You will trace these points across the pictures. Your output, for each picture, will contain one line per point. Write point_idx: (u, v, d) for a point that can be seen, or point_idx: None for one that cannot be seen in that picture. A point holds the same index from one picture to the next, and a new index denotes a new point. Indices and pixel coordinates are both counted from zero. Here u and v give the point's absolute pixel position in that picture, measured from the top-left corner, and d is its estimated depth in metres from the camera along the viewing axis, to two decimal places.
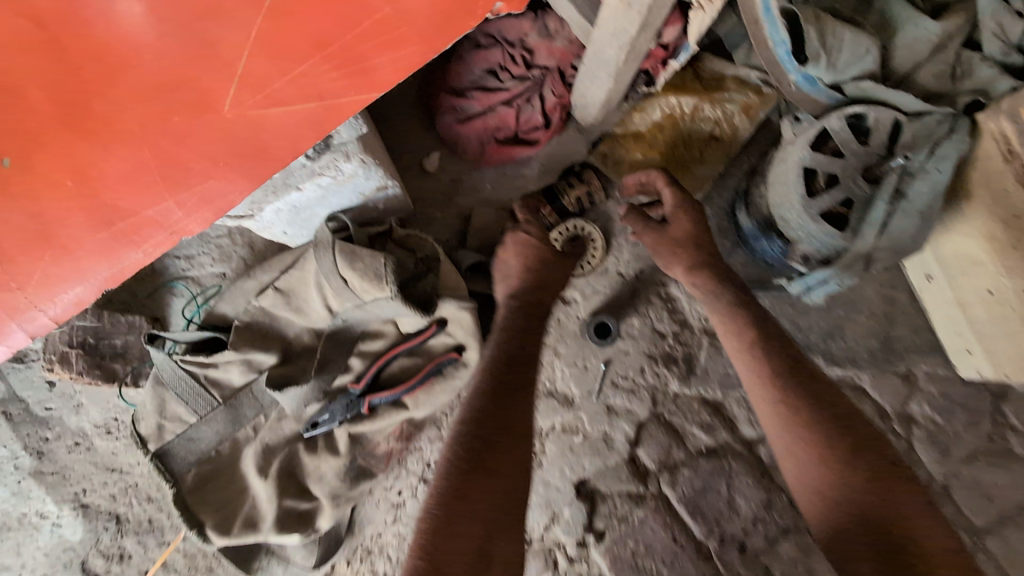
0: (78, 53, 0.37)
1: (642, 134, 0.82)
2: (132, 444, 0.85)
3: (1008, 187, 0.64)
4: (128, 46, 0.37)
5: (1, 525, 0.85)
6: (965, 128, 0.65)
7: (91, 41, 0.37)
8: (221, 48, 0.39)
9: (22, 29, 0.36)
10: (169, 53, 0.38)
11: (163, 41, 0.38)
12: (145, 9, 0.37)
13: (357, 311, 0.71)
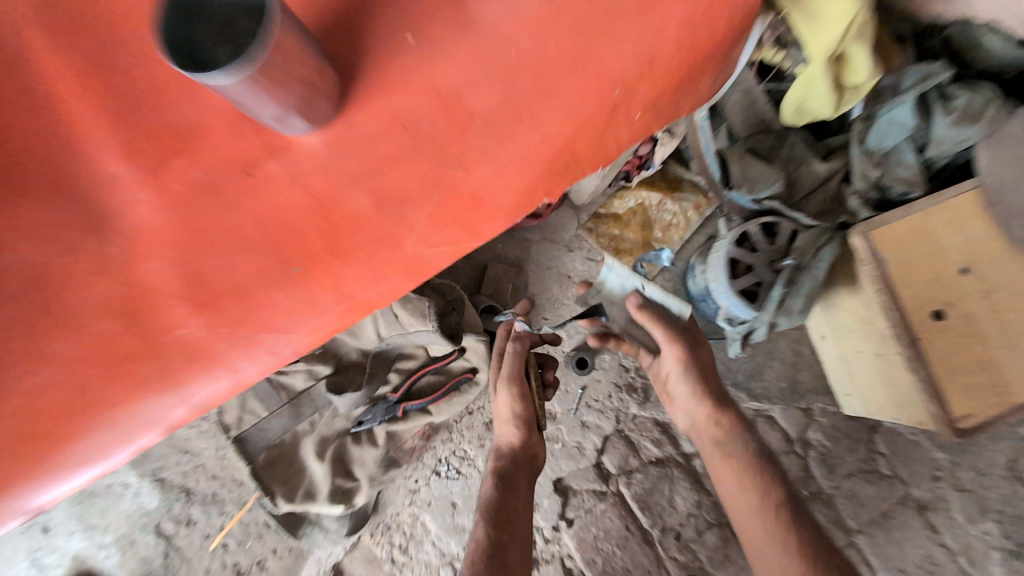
0: (321, 200, 0.50)
1: (619, 216, 1.09)
2: (204, 431, 1.07)
3: (864, 282, 0.91)
4: (355, 216, 0.50)
5: (90, 491, 1.05)
6: (839, 239, 0.93)
7: (341, 209, 0.50)
8: (402, 219, 0.51)
9: (295, 196, 0.50)
10: (377, 221, 0.50)
11: (378, 217, 0.50)
12: (371, 196, 0.50)
13: (399, 338, 0.94)
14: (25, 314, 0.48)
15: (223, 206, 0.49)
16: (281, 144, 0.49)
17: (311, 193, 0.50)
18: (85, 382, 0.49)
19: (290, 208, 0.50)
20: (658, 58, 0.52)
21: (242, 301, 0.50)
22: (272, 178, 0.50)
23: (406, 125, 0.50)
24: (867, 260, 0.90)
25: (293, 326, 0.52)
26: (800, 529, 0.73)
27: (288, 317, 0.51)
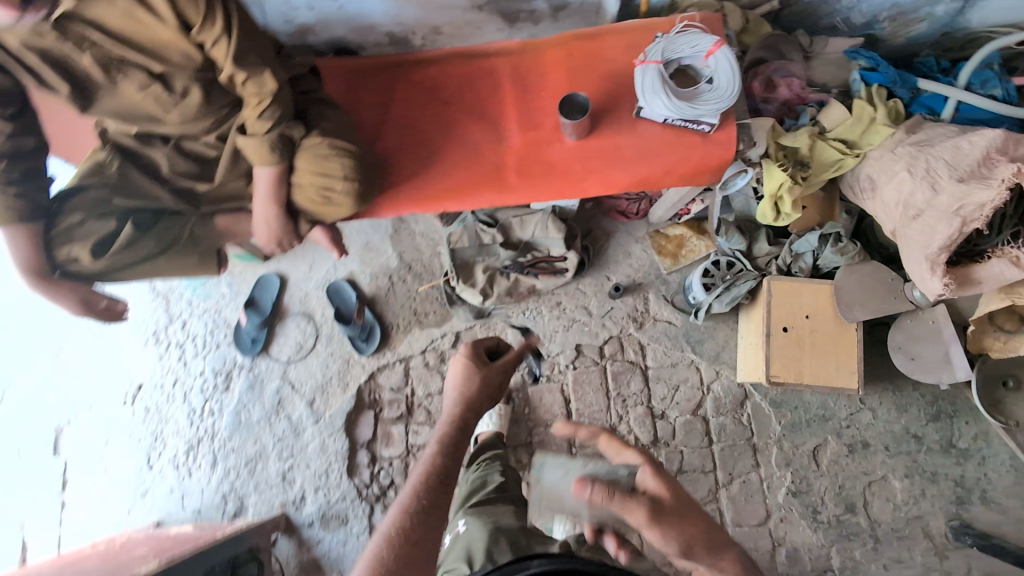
0: (565, 158, 1.54)
1: (668, 235, 2.09)
2: (431, 244, 2.16)
3: (757, 299, 1.83)
4: (573, 167, 1.54)
5: (373, 247, 2.17)
6: (755, 276, 1.86)
7: (569, 163, 1.54)
8: (586, 174, 1.53)
9: (558, 154, 1.55)
10: (578, 171, 1.53)
11: (579, 170, 1.53)
12: (580, 163, 1.54)
13: (542, 236, 2.01)
14: (469, 155, 1.56)
15: (535, 148, 1.56)
16: (561, 136, 1.55)
17: (563, 155, 1.55)
18: (474, 181, 1.54)
19: (554, 157, 1.55)
20: (689, 158, 1.51)
21: (527, 177, 1.54)
22: (554, 145, 1.55)
23: (601, 148, 1.54)
24: (760, 288, 1.83)
25: (538, 192, 1.55)
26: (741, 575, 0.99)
27: (538, 189, 1.55)
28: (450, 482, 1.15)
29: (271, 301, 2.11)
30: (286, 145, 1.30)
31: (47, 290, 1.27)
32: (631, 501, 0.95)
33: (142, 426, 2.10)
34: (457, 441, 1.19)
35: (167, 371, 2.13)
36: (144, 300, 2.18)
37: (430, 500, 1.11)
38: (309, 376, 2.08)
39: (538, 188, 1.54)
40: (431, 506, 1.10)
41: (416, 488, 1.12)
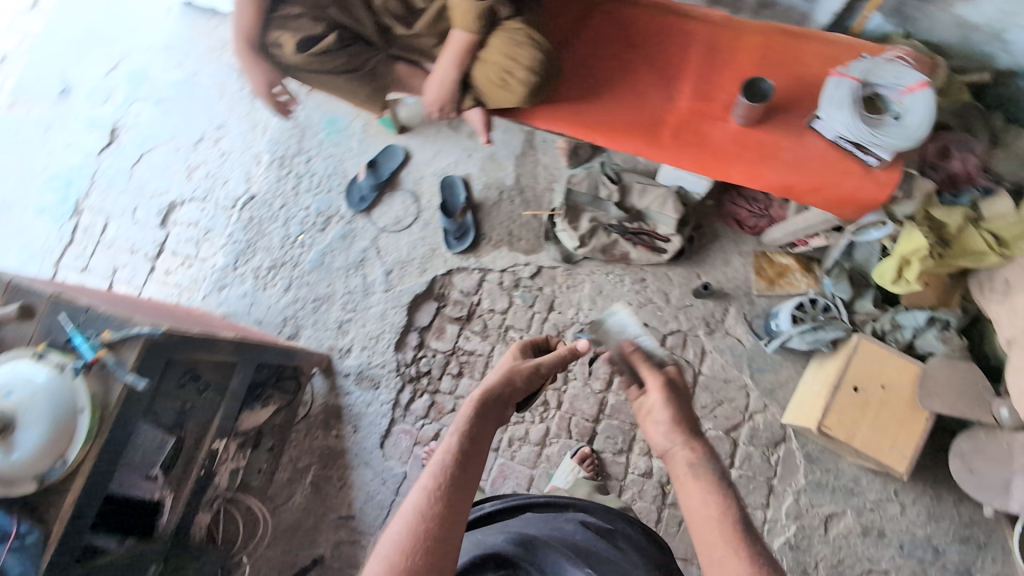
0: (724, 139, 1.56)
1: (773, 261, 2.08)
2: (549, 180, 2.24)
3: (840, 350, 1.79)
4: (728, 149, 1.55)
5: (497, 161, 2.27)
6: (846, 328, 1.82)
7: (726, 145, 1.55)
8: (737, 160, 1.54)
9: (718, 132, 1.57)
10: (731, 155, 1.54)
11: (732, 154, 1.54)
12: (736, 149, 1.55)
13: (656, 211, 2.05)
14: (635, 102, 1.60)
15: (700, 119, 1.58)
16: (727, 118, 1.58)
17: (723, 135, 1.56)
18: (630, 127, 1.58)
19: (713, 134, 1.57)
20: (844, 183, 1.50)
21: (680, 142, 1.56)
22: (717, 123, 1.57)
23: (761, 142, 1.55)
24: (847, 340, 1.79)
25: (684, 160, 1.56)
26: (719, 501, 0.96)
27: (686, 157, 1.56)
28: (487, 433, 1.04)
29: (390, 170, 2.25)
30: (490, 19, 1.38)
31: (246, 60, 1.41)
32: (649, 368, 1.15)
33: (239, 230, 2.28)
34: (497, 399, 1.10)
35: (279, 194, 2.30)
36: (285, 126, 2.37)
37: (469, 457, 0.99)
38: (395, 249, 2.20)
39: (687, 157, 1.56)
40: (472, 460, 0.98)
41: (456, 439, 1.00)
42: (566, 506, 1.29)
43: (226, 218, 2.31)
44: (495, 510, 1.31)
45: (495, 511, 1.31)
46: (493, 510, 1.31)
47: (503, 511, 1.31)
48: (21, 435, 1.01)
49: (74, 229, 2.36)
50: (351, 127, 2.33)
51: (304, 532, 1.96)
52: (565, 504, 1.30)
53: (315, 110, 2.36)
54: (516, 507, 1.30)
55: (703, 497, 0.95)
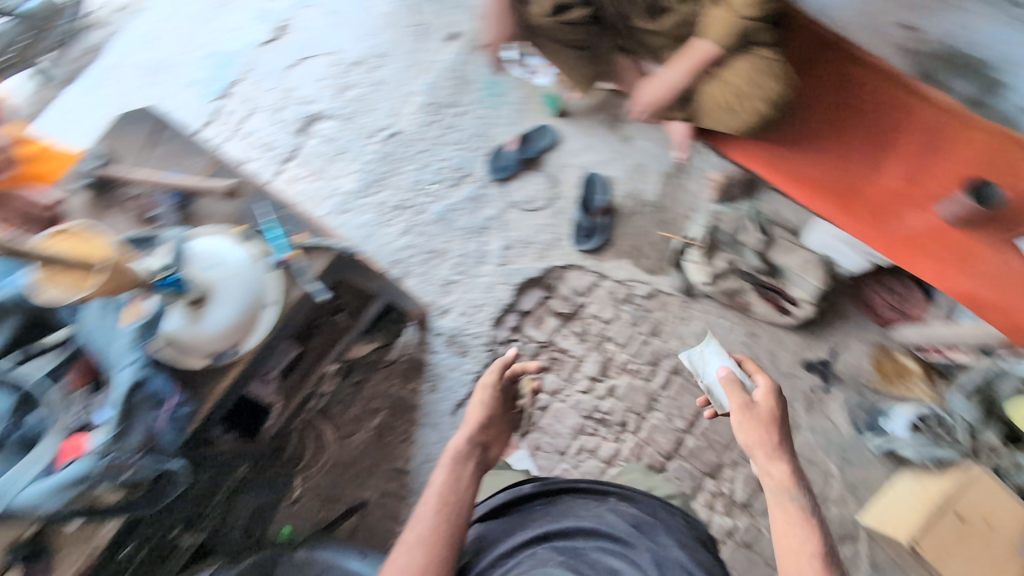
0: (920, 229, 1.48)
1: (897, 360, 1.98)
2: (691, 207, 2.17)
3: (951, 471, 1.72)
4: (923, 241, 1.47)
5: (644, 173, 2.22)
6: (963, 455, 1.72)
7: (921, 235, 1.48)
8: (928, 254, 1.46)
9: (914, 220, 1.49)
10: (924, 247, 1.47)
11: (925, 247, 1.47)
12: (931, 242, 1.47)
13: (797, 276, 1.95)
14: (838, 163, 1.55)
15: (898, 201, 1.51)
16: (928, 210, 1.49)
17: (920, 225, 1.49)
18: (828, 186, 1.53)
19: (909, 221, 1.49)
20: None
21: (873, 217, 1.51)
22: (917, 211, 1.50)
23: (959, 243, 1.45)
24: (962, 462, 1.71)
25: (873, 237, 1.50)
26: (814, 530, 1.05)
27: (876, 234, 1.50)
28: (460, 473, 1.39)
29: (538, 149, 2.21)
30: (742, 40, 1.31)
31: (495, 12, 1.44)
32: (732, 394, 1.24)
33: (374, 162, 2.27)
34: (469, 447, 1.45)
35: (422, 138, 2.28)
36: (446, 74, 2.34)
37: (442, 499, 1.32)
38: (519, 228, 2.17)
39: (878, 234, 1.50)
40: (453, 499, 1.32)
41: (440, 477, 1.37)
42: (607, 498, 1.36)
43: (364, 145, 2.31)
44: (531, 491, 1.42)
45: (534, 493, 1.41)
46: (533, 491, 1.41)
47: (541, 492, 1.41)
48: (212, 310, 1.01)
49: (217, 111, 2.39)
50: (510, 95, 2.30)
51: (358, 471, 1.96)
52: (606, 492, 1.37)
53: (480, 68, 2.33)
54: (556, 491, 1.40)
55: (786, 527, 1.07)
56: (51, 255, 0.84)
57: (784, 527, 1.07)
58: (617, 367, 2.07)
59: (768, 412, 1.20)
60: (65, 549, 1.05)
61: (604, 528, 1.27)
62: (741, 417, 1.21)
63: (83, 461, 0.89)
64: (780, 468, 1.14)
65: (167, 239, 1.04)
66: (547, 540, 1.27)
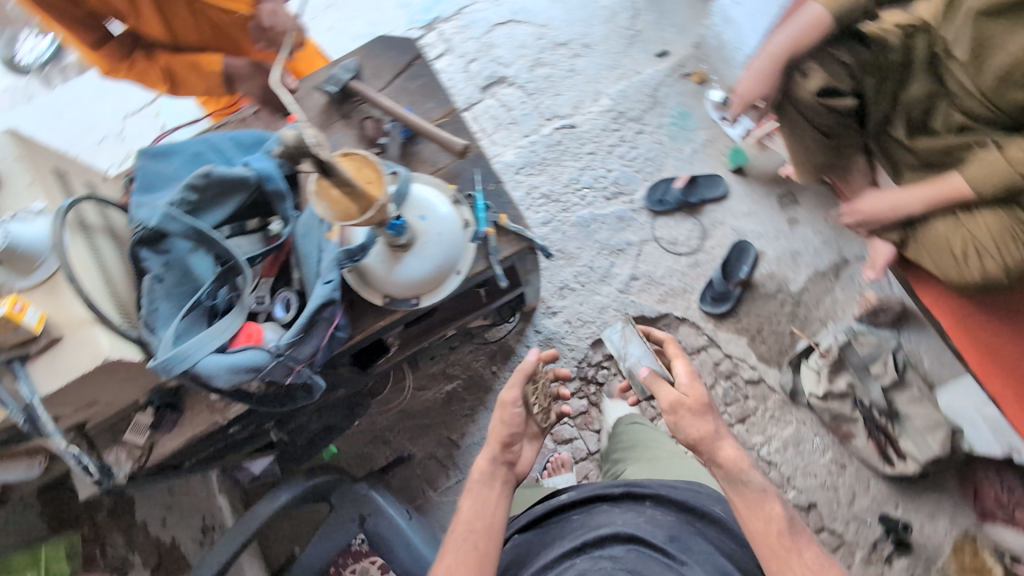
0: None
1: (982, 557, 1.80)
2: (831, 314, 2.06)
3: None
4: None
5: (797, 263, 2.11)
6: None
7: None
8: None
9: None
10: None
11: None
12: None
13: (915, 432, 1.82)
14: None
15: None
16: None
17: None
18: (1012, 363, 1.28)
19: None
20: None
21: None
22: None
23: None
24: None
25: None
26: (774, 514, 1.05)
27: None
28: (490, 503, 1.19)
29: (703, 197, 2.15)
30: (1008, 195, 1.21)
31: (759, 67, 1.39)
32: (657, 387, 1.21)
33: (541, 145, 2.26)
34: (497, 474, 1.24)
35: (595, 141, 2.25)
36: (641, 88, 2.29)
37: (474, 537, 1.13)
38: (653, 264, 2.13)
39: None
40: (481, 540, 1.13)
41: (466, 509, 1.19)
42: (644, 504, 1.30)
43: (536, 126, 2.30)
44: (569, 501, 1.37)
45: (570, 505, 1.36)
46: (571, 501, 1.37)
47: (578, 501, 1.36)
48: (411, 260, 1.03)
49: (417, 40, 2.43)
50: (696, 133, 2.23)
51: (416, 425, 2.00)
52: (642, 496, 1.33)
53: (677, 95, 2.27)
54: (592, 501, 1.35)
55: (753, 509, 1.06)
56: (340, 172, 0.78)
57: (754, 522, 1.05)
58: None
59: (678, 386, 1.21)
60: (192, 411, 1.11)
61: (644, 530, 1.22)
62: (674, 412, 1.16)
63: (261, 357, 0.94)
64: (732, 449, 1.10)
65: (395, 177, 1.06)
66: (584, 549, 1.22)
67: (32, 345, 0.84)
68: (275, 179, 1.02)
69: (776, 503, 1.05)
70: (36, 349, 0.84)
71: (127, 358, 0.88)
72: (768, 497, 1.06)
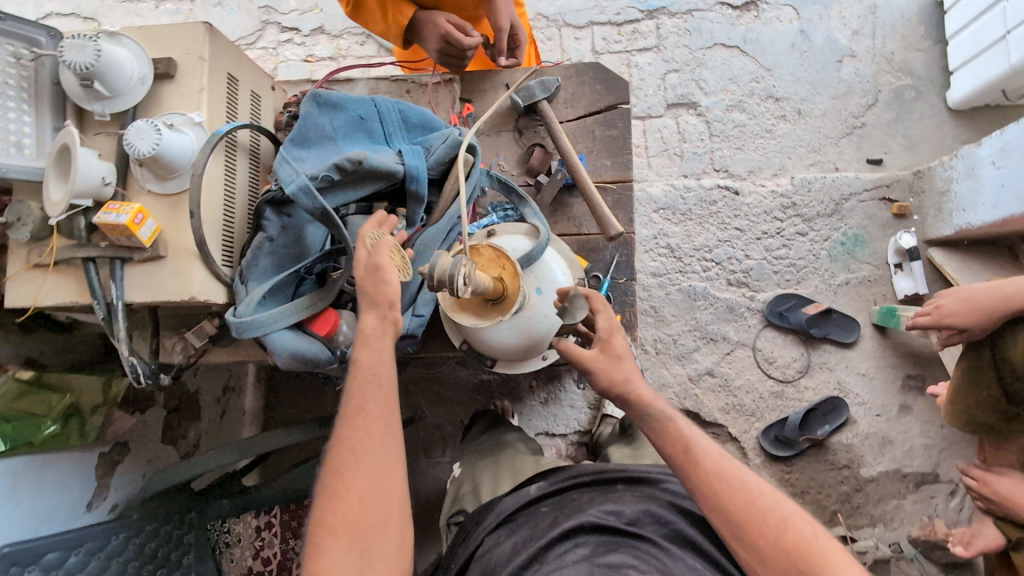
0: None
1: None
2: (886, 519, 1.86)
3: None
4: None
5: (883, 450, 1.89)
6: None
7: None
8: None
9: None
10: None
11: None
12: None
13: None
14: None
15: None
16: None
17: None
18: None
19: None
20: None
21: None
22: None
23: None
24: None
25: None
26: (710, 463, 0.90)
27: None
28: (369, 419, 0.86)
29: (826, 335, 1.92)
30: None
31: (984, 290, 1.24)
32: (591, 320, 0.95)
33: (694, 194, 2.06)
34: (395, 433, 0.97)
35: (749, 218, 2.03)
36: (830, 188, 2.02)
37: (368, 460, 0.84)
38: (736, 371, 1.96)
39: None
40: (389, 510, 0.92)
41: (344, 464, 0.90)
42: (616, 488, 1.15)
43: (700, 171, 2.10)
44: (537, 495, 1.18)
45: (536, 497, 1.18)
46: (539, 494, 1.18)
47: (546, 492, 1.18)
48: (505, 327, 0.98)
49: (632, 21, 2.20)
50: (859, 265, 1.97)
51: (439, 394, 1.98)
52: (611, 480, 1.17)
53: (862, 217, 2.00)
54: (563, 490, 1.18)
55: (663, 439, 0.94)
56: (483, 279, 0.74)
57: (662, 442, 0.93)
58: None
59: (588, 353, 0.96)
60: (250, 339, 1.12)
61: (611, 512, 1.07)
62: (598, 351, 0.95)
63: (325, 356, 0.94)
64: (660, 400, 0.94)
65: (535, 236, 1.00)
66: (553, 544, 1.02)
67: (137, 253, 0.85)
68: (418, 184, 0.96)
69: (698, 432, 0.94)
70: (138, 257, 0.85)
71: (211, 300, 0.89)
72: (672, 408, 0.95)
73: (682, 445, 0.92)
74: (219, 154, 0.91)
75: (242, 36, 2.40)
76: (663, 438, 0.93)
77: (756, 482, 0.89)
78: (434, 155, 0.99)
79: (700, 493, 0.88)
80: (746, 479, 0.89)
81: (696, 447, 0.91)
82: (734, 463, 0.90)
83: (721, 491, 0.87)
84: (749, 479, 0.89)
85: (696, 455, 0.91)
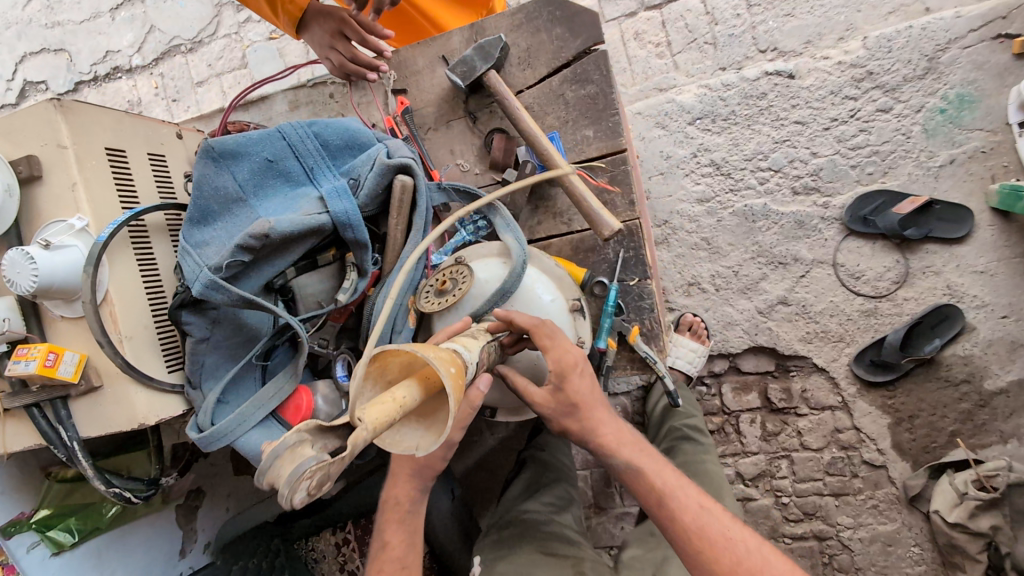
0: None
1: None
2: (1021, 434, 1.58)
3: None
4: None
5: (1015, 356, 1.56)
6: None
7: None
8: None
9: None
10: None
11: None
12: None
13: None
14: None
15: None
16: None
17: None
18: None
19: None
20: None
21: None
22: None
23: None
24: None
25: None
26: (689, 511, 0.84)
27: None
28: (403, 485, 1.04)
29: (929, 232, 1.56)
30: None
31: None
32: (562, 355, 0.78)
33: (736, 91, 1.68)
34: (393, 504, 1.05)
35: (813, 104, 1.63)
36: (920, 39, 1.55)
37: (395, 532, 1.02)
38: (816, 294, 1.68)
39: None
40: None
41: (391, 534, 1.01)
42: None
43: (742, 58, 1.70)
44: None
45: None
46: None
47: None
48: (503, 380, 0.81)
49: None
50: (969, 133, 1.54)
51: None
52: None
53: (968, 68, 1.53)
54: None
55: (639, 490, 0.87)
56: (411, 400, 0.53)
57: (635, 491, 0.88)
58: (770, 487, 1.79)
59: (561, 401, 0.83)
60: None
61: None
62: (547, 398, 0.84)
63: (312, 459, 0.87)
64: (627, 448, 0.88)
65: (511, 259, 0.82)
66: None
67: (72, 389, 0.81)
68: (358, 232, 0.79)
69: (668, 472, 0.88)
70: (75, 393, 0.81)
71: (165, 416, 0.83)
72: (642, 455, 0.88)
73: (657, 496, 0.86)
74: (122, 256, 0.83)
75: (202, 29, 2.20)
76: (637, 489, 0.88)
77: (745, 541, 0.82)
78: (364, 189, 0.81)
79: (679, 548, 0.83)
80: (731, 537, 0.82)
81: (671, 497, 0.85)
82: (714, 519, 0.83)
83: (701, 544, 0.82)
84: (734, 535, 0.82)
85: (670, 507, 0.85)
